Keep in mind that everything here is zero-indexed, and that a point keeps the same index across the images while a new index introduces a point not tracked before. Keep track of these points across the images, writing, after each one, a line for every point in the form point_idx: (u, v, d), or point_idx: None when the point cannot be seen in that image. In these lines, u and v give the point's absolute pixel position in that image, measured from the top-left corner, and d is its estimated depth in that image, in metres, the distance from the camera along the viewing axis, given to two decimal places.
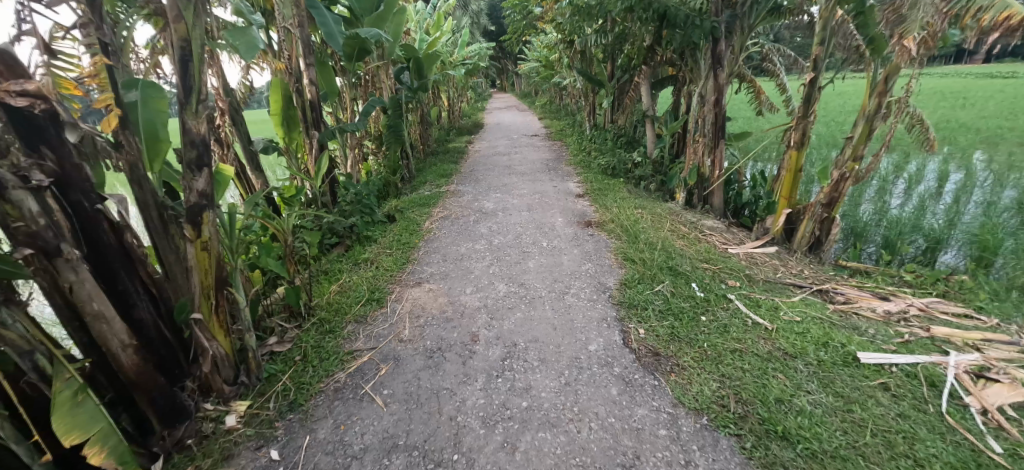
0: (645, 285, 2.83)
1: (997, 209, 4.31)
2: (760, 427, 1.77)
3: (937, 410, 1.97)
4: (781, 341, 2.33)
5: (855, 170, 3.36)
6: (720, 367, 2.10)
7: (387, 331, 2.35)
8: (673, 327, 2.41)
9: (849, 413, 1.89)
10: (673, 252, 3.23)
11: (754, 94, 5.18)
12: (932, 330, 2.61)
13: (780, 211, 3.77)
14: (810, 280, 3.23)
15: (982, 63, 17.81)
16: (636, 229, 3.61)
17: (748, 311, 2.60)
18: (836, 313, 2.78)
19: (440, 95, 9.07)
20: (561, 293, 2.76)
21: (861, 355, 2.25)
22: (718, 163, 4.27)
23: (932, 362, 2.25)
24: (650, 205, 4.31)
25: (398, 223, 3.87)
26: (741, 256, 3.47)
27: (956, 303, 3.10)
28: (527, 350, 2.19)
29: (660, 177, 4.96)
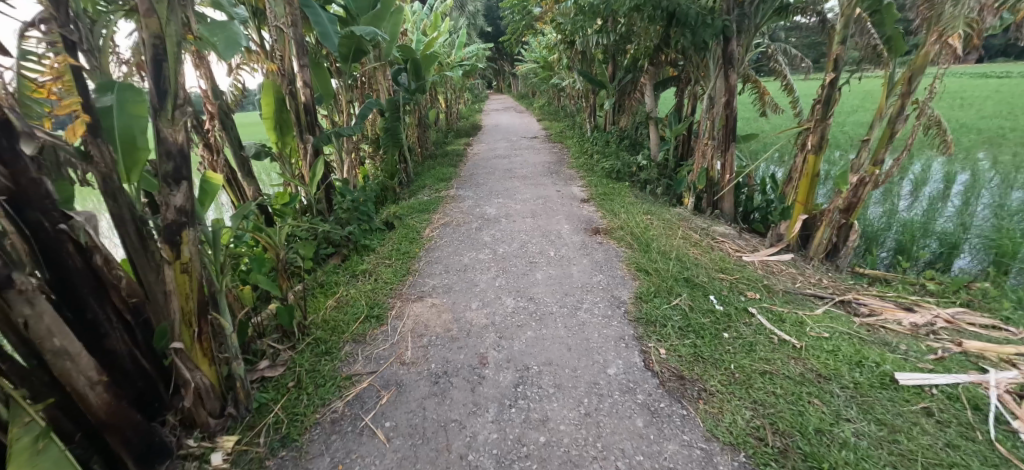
0: (662, 298, 2.68)
1: (1011, 211, 4.18)
2: (803, 465, 1.63)
3: (985, 436, 1.82)
4: (812, 361, 2.19)
5: (875, 173, 3.20)
6: (750, 392, 1.97)
7: (388, 352, 2.18)
8: (696, 346, 2.26)
9: (894, 444, 1.74)
10: (687, 262, 3.08)
11: (758, 94, 5.03)
12: (964, 344, 2.43)
13: (796, 218, 3.60)
14: (831, 290, 3.07)
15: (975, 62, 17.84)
16: (647, 237, 3.46)
17: (772, 327, 2.45)
18: (862, 326, 2.63)
19: (437, 97, 8.91)
20: (573, 308, 2.60)
21: (898, 376, 2.10)
22: (728, 167, 4.09)
23: (973, 382, 2.10)
24: (660, 211, 4.16)
25: (397, 230, 3.69)
26: (757, 265, 3.32)
27: (980, 312, 2.93)
28: (542, 375, 2.05)
29: (667, 181, 4.81)
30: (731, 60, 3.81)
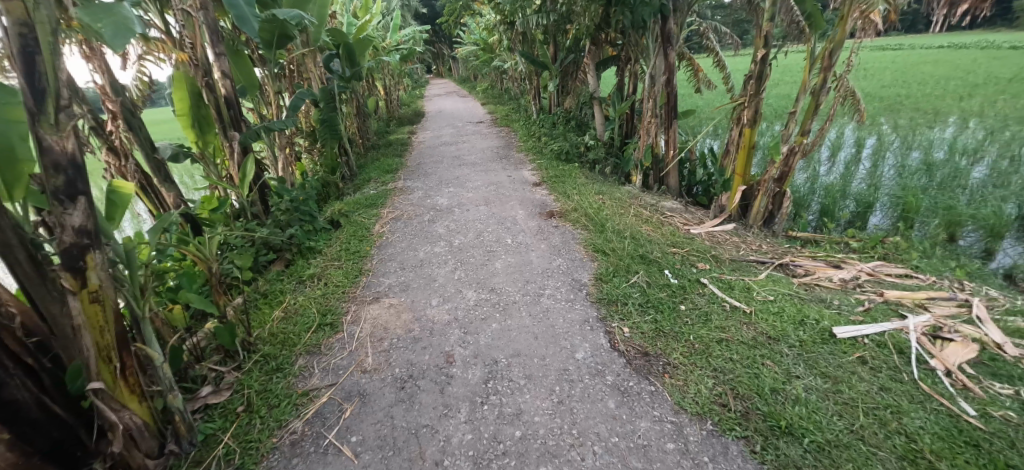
0: (620, 277, 2.71)
1: (912, 170, 4.62)
2: (763, 424, 1.71)
3: (910, 377, 1.99)
4: (762, 325, 2.29)
5: (803, 143, 3.38)
6: (710, 361, 2.03)
7: (347, 361, 2.06)
8: (657, 322, 2.31)
9: (839, 394, 1.87)
10: (641, 239, 3.14)
11: (692, 70, 5.17)
12: (886, 294, 2.64)
13: (736, 189, 3.76)
14: (771, 255, 3.25)
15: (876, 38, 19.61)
16: (601, 217, 3.49)
17: (724, 295, 2.55)
18: (801, 286, 2.80)
19: (375, 84, 8.49)
20: (536, 295, 2.58)
21: (835, 330, 2.25)
22: (672, 143, 4.20)
23: (897, 328, 2.29)
24: (610, 190, 4.21)
25: (343, 228, 3.49)
26: (704, 236, 3.45)
27: (895, 263, 3.19)
28: (511, 368, 2.02)
29: (614, 160, 4.88)
30: (669, 37, 3.87)
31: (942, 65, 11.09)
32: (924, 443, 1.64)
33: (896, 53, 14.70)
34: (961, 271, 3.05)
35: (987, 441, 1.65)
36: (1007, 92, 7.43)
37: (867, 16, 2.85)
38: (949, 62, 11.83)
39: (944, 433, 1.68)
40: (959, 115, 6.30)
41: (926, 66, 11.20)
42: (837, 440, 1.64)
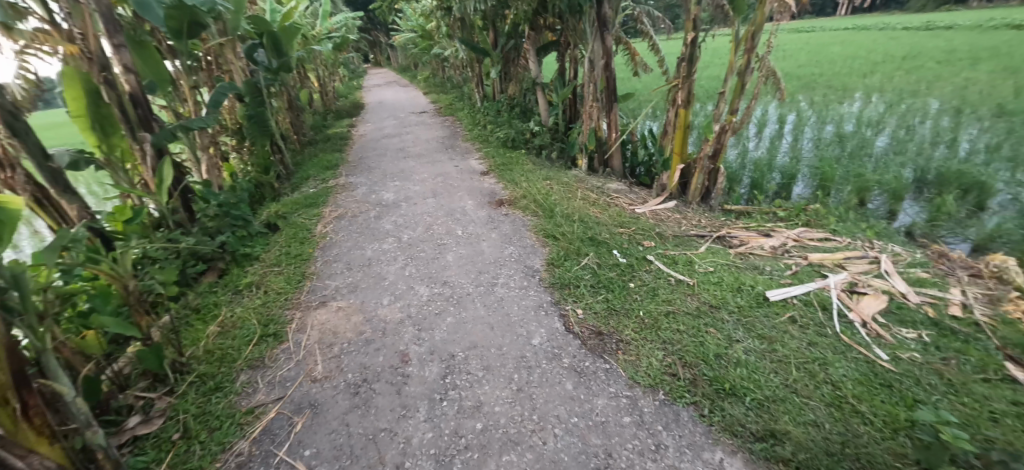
0: (571, 260, 2.75)
1: (827, 142, 5.01)
2: (709, 388, 1.81)
3: (833, 331, 2.18)
4: (705, 295, 2.41)
5: (733, 121, 3.56)
6: (659, 334, 2.11)
7: (294, 372, 1.95)
8: (609, 301, 2.37)
9: (774, 353, 2.00)
10: (589, 222, 3.20)
11: (628, 54, 5.27)
12: (810, 257, 2.87)
13: (675, 167, 3.92)
14: (709, 228, 3.41)
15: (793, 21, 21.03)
16: (550, 202, 3.52)
17: (670, 270, 2.65)
18: (737, 256, 2.96)
19: (307, 75, 8.02)
20: (490, 284, 2.57)
21: (768, 293, 2.42)
22: (614, 126, 4.33)
23: (819, 287, 2.49)
24: (557, 175, 4.25)
25: (282, 230, 3.30)
26: (648, 215, 3.57)
27: (817, 228, 3.46)
28: (468, 360, 1.99)
29: (560, 145, 4.93)
30: (605, 22, 3.93)
31: (849, 45, 12.07)
32: (848, 391, 1.79)
33: (810, 35, 15.81)
34: (871, 231, 3.37)
35: (898, 382, 1.85)
36: (903, 70, 8.22)
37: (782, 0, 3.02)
38: (854, 42, 12.89)
39: (865, 379, 1.86)
40: (864, 91, 6.90)
41: (835, 47, 12.13)
42: (770, 398, 1.75)
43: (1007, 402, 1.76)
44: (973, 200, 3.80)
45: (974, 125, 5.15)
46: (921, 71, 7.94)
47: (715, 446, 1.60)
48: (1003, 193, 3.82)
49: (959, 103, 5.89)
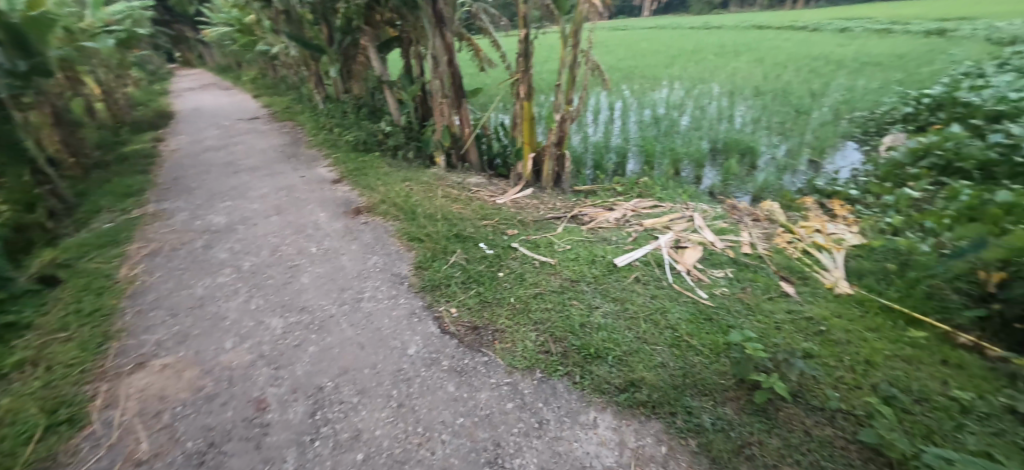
0: (439, 259, 2.71)
1: (649, 123, 5.75)
2: (578, 356, 1.96)
3: (668, 282, 2.56)
4: (565, 271, 2.59)
5: (569, 111, 3.86)
6: (530, 316, 2.21)
7: (108, 460, 1.58)
8: (480, 293, 2.39)
9: (627, 312, 2.26)
10: (453, 218, 3.18)
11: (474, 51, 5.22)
12: (645, 224, 3.28)
13: (527, 156, 4.06)
14: (564, 210, 3.63)
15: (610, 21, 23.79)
16: (411, 204, 3.41)
17: (533, 254, 2.77)
18: (589, 232, 3.21)
19: (85, 81, 6.45)
20: (356, 300, 2.39)
21: (616, 261, 2.71)
22: (466, 121, 4.27)
23: (654, 248, 2.89)
24: (416, 174, 4.12)
25: (69, 282, 2.61)
26: (510, 204, 3.64)
27: (648, 197, 3.94)
28: (339, 388, 1.84)
29: (416, 143, 4.77)
30: (442, 18, 3.88)
31: (652, 42, 14.03)
32: (687, 334, 2.11)
33: (625, 32, 18.03)
34: (687, 195, 3.98)
35: (716, 313, 2.29)
36: (693, 63, 9.86)
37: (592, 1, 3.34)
38: (656, 40, 15.03)
39: (695, 317, 2.24)
40: (671, 80, 8.10)
41: (643, 43, 13.99)
42: (629, 350, 2.00)
43: (785, 313, 2.31)
44: (751, 162, 4.76)
45: (746, 104, 6.43)
46: (706, 64, 9.62)
47: (588, 408, 1.74)
48: (769, 154, 4.87)
49: (734, 87, 7.30)
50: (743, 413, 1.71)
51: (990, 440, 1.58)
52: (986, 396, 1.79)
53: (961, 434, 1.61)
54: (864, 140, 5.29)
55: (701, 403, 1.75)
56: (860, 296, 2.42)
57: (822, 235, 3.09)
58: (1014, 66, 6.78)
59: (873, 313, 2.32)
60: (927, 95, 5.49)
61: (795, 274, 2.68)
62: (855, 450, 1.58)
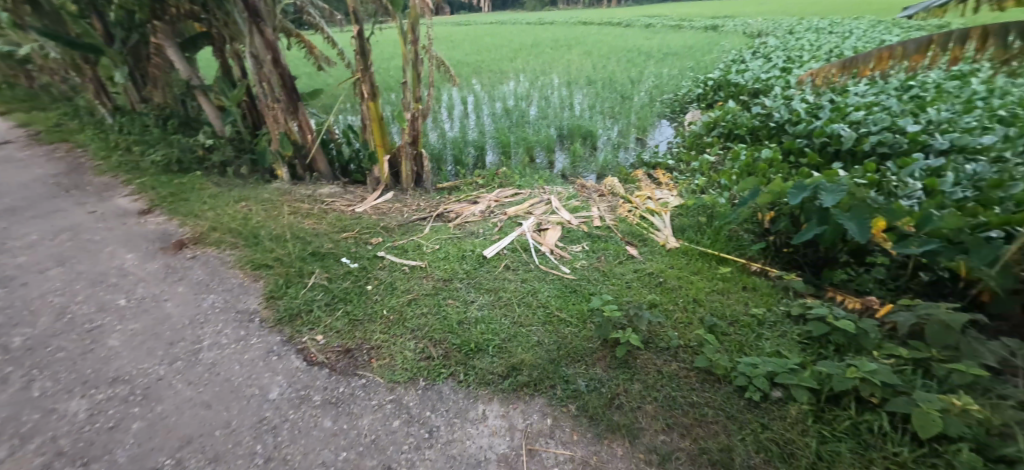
0: (294, 283, 2.41)
1: (501, 116, 5.92)
2: (460, 354, 1.97)
3: (535, 264, 2.70)
4: (436, 272, 2.56)
5: (419, 108, 3.63)
6: (406, 324, 2.14)
7: None
8: (349, 313, 2.22)
9: (501, 300, 2.33)
10: (306, 235, 2.88)
11: (306, 49, 4.73)
12: (508, 213, 3.36)
13: (382, 159, 3.70)
14: (429, 210, 3.45)
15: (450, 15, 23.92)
16: (251, 227, 2.95)
17: (401, 260, 2.67)
18: (455, 228, 3.16)
19: None
20: (193, 352, 1.98)
21: (485, 253, 2.76)
22: (307, 127, 3.71)
23: (518, 234, 3.01)
24: (254, 192, 3.55)
25: None
26: (371, 212, 3.36)
27: (509, 186, 3.97)
28: (183, 462, 1.52)
29: (250, 156, 3.88)
30: (258, 13, 3.26)
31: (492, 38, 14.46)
32: (556, 312, 2.25)
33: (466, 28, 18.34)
34: (543, 180, 4.17)
35: (579, 284, 2.50)
36: (531, 56, 10.45)
37: None
38: (496, 36, 15.58)
39: (562, 292, 2.43)
40: (515, 73, 8.48)
41: (483, 39, 14.34)
42: (507, 336, 2.07)
43: (633, 272, 2.63)
44: (591, 144, 5.26)
45: (581, 92, 7.04)
46: (542, 57, 10.27)
47: (476, 402, 1.76)
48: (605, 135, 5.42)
49: (568, 77, 7.93)
50: (610, 369, 1.90)
51: (780, 343, 2.04)
52: (773, 307, 2.29)
53: (761, 342, 2.05)
54: (674, 118, 6.28)
55: (576, 369, 1.90)
56: (684, 246, 2.86)
57: (654, 201, 3.56)
58: (763, 53, 8.68)
59: (694, 258, 2.78)
60: (713, 77, 6.69)
61: (636, 238, 3.05)
62: (695, 375, 1.88)
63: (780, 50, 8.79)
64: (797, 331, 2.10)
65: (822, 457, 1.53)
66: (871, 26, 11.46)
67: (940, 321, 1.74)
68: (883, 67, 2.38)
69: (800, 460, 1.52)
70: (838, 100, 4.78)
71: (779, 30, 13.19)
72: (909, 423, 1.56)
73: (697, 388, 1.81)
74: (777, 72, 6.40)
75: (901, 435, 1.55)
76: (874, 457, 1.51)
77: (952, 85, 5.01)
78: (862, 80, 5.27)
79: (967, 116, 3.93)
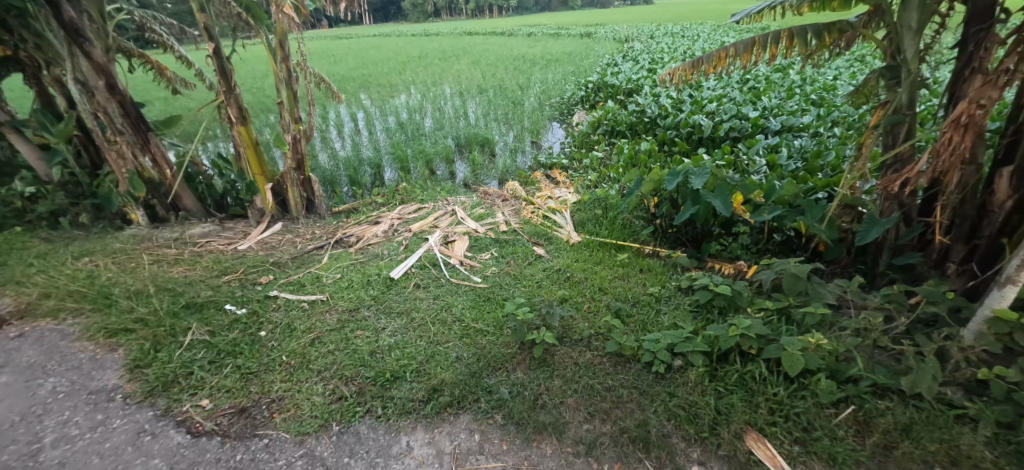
0: (165, 346, 2.06)
1: (394, 130, 5.74)
2: (375, 387, 1.85)
3: (446, 278, 2.65)
4: (340, 303, 2.39)
5: (301, 129, 3.32)
6: (312, 366, 1.96)
7: None
8: (240, 367, 1.96)
9: (413, 322, 2.24)
10: (178, 285, 2.51)
11: (155, 70, 4.14)
12: (413, 229, 3.25)
13: (264, 189, 3.32)
14: (326, 237, 3.22)
15: (327, 30, 22.80)
16: (100, 287, 2.47)
17: (299, 296, 2.45)
18: (357, 252, 2.99)
19: None
20: (29, 456, 1.57)
21: (392, 274, 2.64)
22: (163, 160, 3.25)
23: (426, 250, 2.93)
24: (103, 242, 3.01)
25: None
26: (256, 248, 3.04)
27: (411, 202, 3.86)
28: None
29: (93, 201, 3.25)
30: (79, 30, 2.79)
31: (376, 53, 14.00)
32: (473, 325, 2.20)
33: (348, 42, 17.65)
34: (445, 191, 4.11)
35: (492, 292, 2.49)
36: (419, 68, 10.30)
37: (284, 11, 2.93)
38: (380, 49, 15.16)
39: (476, 302, 2.40)
40: (404, 85, 8.31)
41: (366, 53, 13.82)
42: (424, 358, 1.99)
43: (542, 271, 2.69)
44: (489, 151, 5.31)
45: (473, 101, 7.10)
46: (430, 69, 10.18)
47: (399, 435, 1.66)
48: (501, 142, 5.51)
49: (459, 87, 7.95)
50: (531, 371, 1.92)
51: (677, 315, 2.22)
52: (666, 283, 2.48)
53: (660, 318, 2.22)
54: (563, 120, 6.63)
55: (498, 378, 1.88)
56: (586, 239, 3.00)
57: (554, 200, 3.68)
58: (632, 56, 9.52)
59: (595, 249, 2.92)
60: (591, 80, 7.16)
61: (541, 237, 3.14)
62: (607, 360, 1.97)
63: (644, 52, 9.73)
64: (687, 301, 2.30)
65: (721, 411, 1.69)
66: (714, 30, 13.19)
67: (790, 272, 2.00)
68: (722, 65, 2.72)
69: (703, 419, 1.66)
70: (695, 95, 5.40)
71: (643, 35, 14.60)
72: (782, 367, 1.79)
73: (611, 372, 1.90)
74: (645, 73, 7.06)
75: (778, 376, 1.77)
76: (760, 401, 1.70)
77: (777, 77, 5.95)
78: (711, 77, 6.03)
79: (790, 101, 4.70)
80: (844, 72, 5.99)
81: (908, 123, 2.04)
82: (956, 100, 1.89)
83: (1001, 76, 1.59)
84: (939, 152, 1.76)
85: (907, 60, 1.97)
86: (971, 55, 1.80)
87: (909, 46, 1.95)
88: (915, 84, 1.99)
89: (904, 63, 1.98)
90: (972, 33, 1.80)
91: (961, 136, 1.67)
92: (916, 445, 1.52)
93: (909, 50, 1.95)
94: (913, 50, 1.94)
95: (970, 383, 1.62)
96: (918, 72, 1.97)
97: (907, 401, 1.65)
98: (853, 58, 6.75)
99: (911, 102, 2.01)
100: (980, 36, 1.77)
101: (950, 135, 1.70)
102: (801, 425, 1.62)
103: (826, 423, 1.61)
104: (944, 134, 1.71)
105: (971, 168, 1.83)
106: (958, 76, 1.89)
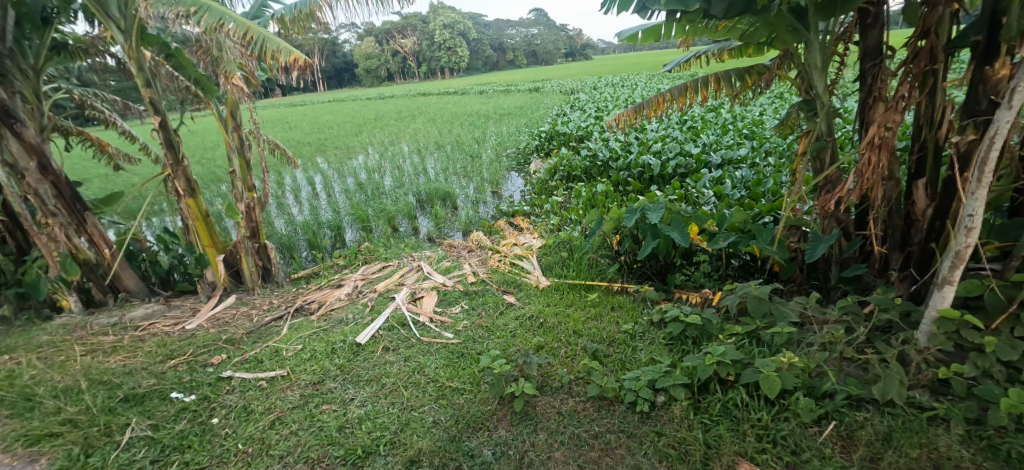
0: (98, 449, 1.83)
1: (352, 190, 5.69)
2: (345, 467, 1.69)
3: (416, 337, 2.53)
4: (304, 376, 2.23)
5: (256, 196, 3.20)
6: (275, 450, 1.79)
7: None
8: (189, 462, 1.76)
9: (384, 388, 2.11)
10: (117, 376, 2.28)
11: (95, 148, 3.96)
12: (378, 289, 3.14)
13: (215, 261, 3.14)
14: (285, 306, 3.05)
15: (281, 99, 22.92)
16: (22, 387, 2.20)
17: (256, 374, 2.27)
18: (320, 319, 2.84)
19: None
20: None
21: (358, 339, 2.50)
22: (101, 241, 3.03)
23: (392, 310, 2.82)
24: (29, 336, 2.72)
25: None
26: (207, 325, 2.83)
27: (374, 261, 3.76)
28: None
29: (19, 289, 2.97)
30: (11, 112, 2.62)
31: (333, 117, 14.10)
32: (449, 386, 2.08)
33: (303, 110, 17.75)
34: (410, 247, 4.04)
35: (465, 348, 2.40)
36: (376, 129, 10.44)
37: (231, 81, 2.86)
38: (336, 114, 15.27)
39: (449, 360, 2.29)
40: (362, 147, 8.37)
41: (323, 118, 13.94)
42: (398, 427, 1.85)
43: (514, 320, 2.63)
44: (451, 204, 5.32)
45: (431, 157, 7.20)
46: (388, 129, 10.36)
47: None
48: (462, 194, 5.55)
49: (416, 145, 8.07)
50: (513, 426, 1.82)
51: (653, 350, 2.19)
52: (639, 319, 2.47)
53: (637, 355, 2.18)
54: (521, 168, 6.78)
55: (479, 439, 1.77)
56: (554, 283, 2.98)
57: (520, 247, 3.67)
58: (580, 106, 10.08)
59: (565, 291, 2.91)
60: (544, 129, 7.48)
61: (510, 285, 3.10)
62: (590, 405, 1.90)
63: (590, 102, 10.34)
64: (661, 335, 2.29)
65: (710, 444, 1.64)
66: (650, 79, 14.28)
67: (753, 295, 2.05)
68: (659, 109, 2.88)
69: (694, 456, 1.60)
70: (641, 137, 5.70)
71: (586, 87, 15.59)
72: (763, 391, 1.77)
73: (596, 418, 1.83)
74: (593, 120, 7.46)
75: (759, 400, 1.75)
76: (746, 428, 1.67)
77: (710, 116, 6.43)
78: (653, 119, 6.41)
79: (726, 137, 5.03)
80: (769, 108, 6.55)
81: (830, 149, 2.18)
82: (865, 126, 2.04)
83: (899, 102, 1.79)
84: (861, 172, 1.91)
85: (818, 95, 2.13)
86: (869, 86, 1.97)
87: (819, 83, 2.11)
88: (830, 114, 2.14)
89: (817, 97, 2.14)
90: (867, 69, 1.98)
91: (878, 156, 1.85)
92: (899, 453, 1.51)
93: (819, 86, 2.11)
94: (822, 86, 2.10)
95: (934, 384, 1.66)
96: (831, 103, 2.13)
97: (881, 409, 1.65)
98: (773, 96, 7.44)
99: (830, 129, 2.16)
100: (874, 70, 1.94)
101: (869, 156, 1.87)
102: (789, 448, 1.59)
103: (813, 443, 1.59)
104: (863, 156, 1.88)
105: (891, 183, 1.97)
106: (863, 105, 2.05)
